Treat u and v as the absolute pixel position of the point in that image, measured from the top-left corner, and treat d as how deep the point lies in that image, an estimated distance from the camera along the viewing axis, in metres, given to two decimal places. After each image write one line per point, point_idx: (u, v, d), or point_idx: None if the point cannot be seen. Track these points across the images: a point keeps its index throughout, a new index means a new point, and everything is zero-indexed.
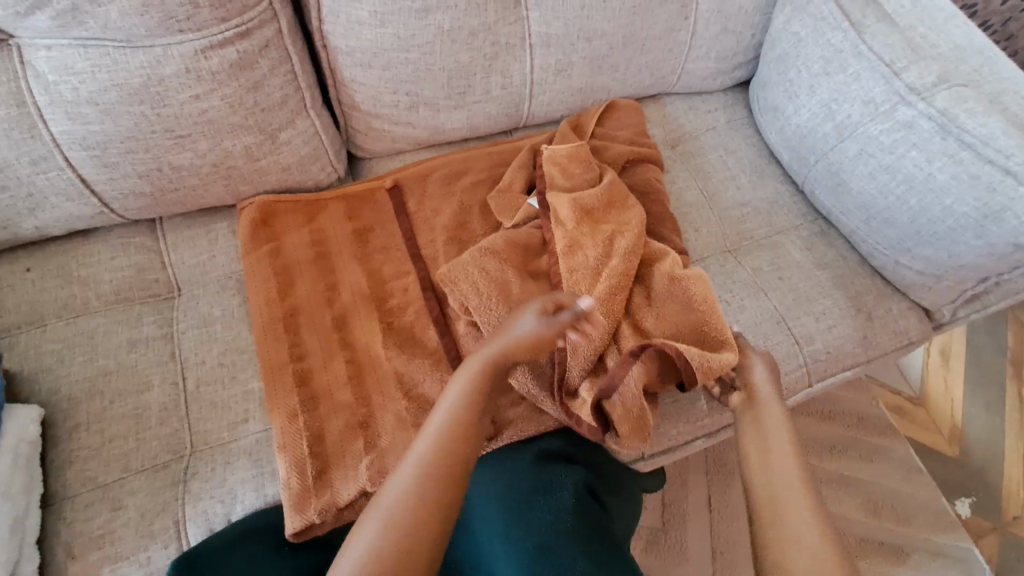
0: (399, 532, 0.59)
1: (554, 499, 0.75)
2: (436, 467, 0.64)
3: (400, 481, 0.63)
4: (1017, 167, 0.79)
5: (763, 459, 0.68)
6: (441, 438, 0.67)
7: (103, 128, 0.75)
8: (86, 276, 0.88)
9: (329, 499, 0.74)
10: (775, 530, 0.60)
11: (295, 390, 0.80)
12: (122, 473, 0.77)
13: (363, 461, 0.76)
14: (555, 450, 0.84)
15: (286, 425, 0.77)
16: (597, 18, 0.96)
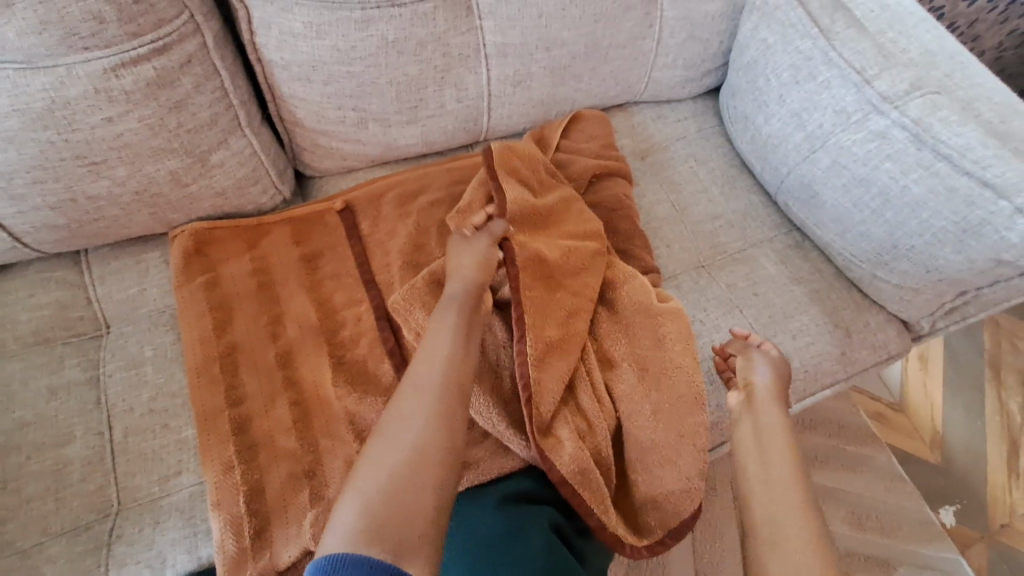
0: (393, 492, 0.56)
1: (519, 546, 0.69)
2: (426, 416, 0.62)
3: (391, 440, 0.60)
4: (994, 180, 0.76)
5: (759, 466, 0.70)
6: (427, 394, 0.64)
7: (4, 158, 0.67)
8: (1, 316, 0.80)
9: (269, 561, 0.67)
10: (769, 550, 0.61)
11: (232, 440, 0.73)
12: (39, 537, 0.69)
13: (307, 515, 0.69)
14: (520, 490, 0.78)
15: (221, 479, 0.70)
16: (555, 26, 0.91)
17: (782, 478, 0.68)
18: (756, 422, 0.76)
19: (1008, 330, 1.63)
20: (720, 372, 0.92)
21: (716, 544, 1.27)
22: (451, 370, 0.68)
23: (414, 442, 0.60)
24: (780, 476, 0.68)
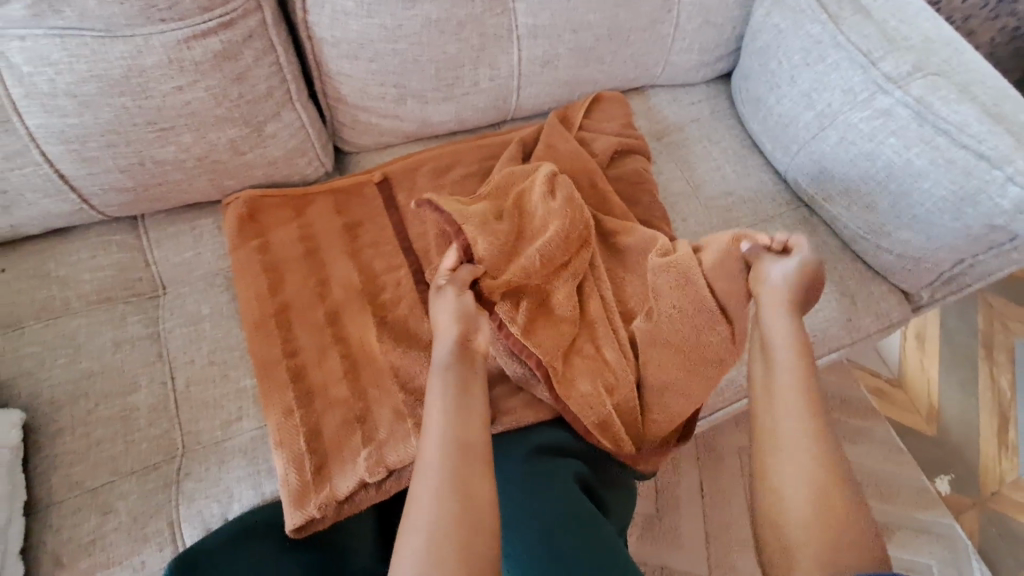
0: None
1: (549, 495, 0.75)
2: (443, 503, 0.60)
3: (412, 540, 0.58)
4: (990, 152, 0.83)
5: (763, 417, 0.71)
6: (444, 473, 0.62)
7: (81, 122, 0.73)
8: (65, 276, 0.85)
9: (329, 493, 0.73)
10: (769, 490, 0.66)
11: (290, 386, 0.80)
12: (110, 476, 0.74)
13: (362, 454, 0.76)
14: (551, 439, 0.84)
15: (282, 420, 0.77)
16: (583, 10, 0.97)
17: (789, 432, 0.69)
18: (767, 354, 0.75)
19: (1000, 311, 1.70)
20: None
21: (725, 508, 1.34)
22: (457, 443, 0.65)
23: (441, 542, 0.58)
24: (788, 426, 0.69)
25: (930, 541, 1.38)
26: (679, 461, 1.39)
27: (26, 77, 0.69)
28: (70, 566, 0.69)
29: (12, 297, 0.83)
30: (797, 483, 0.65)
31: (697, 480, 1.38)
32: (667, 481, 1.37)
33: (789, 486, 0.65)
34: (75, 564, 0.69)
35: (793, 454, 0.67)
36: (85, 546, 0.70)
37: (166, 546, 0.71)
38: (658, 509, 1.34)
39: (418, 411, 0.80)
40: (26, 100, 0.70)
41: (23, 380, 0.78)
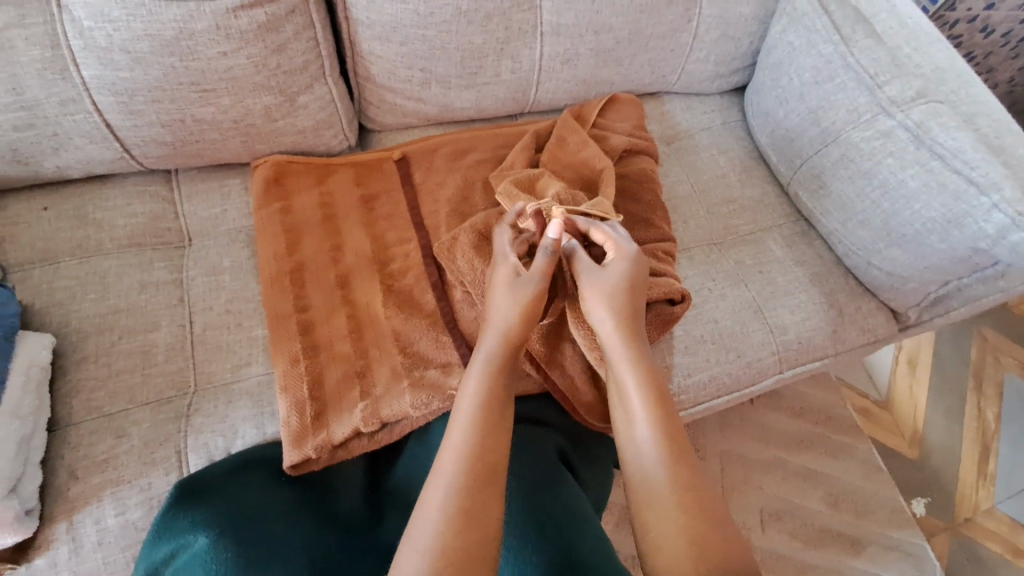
0: (464, 548, 0.57)
1: (523, 458, 0.82)
2: (478, 469, 0.63)
3: (447, 494, 0.60)
4: (980, 179, 0.87)
5: (632, 461, 0.70)
6: (483, 439, 0.65)
7: (132, 76, 0.79)
8: (101, 219, 0.91)
9: (325, 437, 0.79)
10: (645, 533, 0.64)
11: (299, 338, 0.85)
12: (126, 404, 0.80)
13: (358, 406, 0.82)
14: (531, 412, 0.89)
15: (289, 367, 0.83)
16: (605, 13, 1.02)
17: (659, 483, 0.66)
18: (624, 400, 0.74)
19: (995, 345, 1.73)
20: (723, 335, 1.02)
21: None
22: (493, 423, 0.67)
23: (479, 504, 0.60)
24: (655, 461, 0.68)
25: (901, 559, 1.41)
26: None
27: (86, 31, 0.75)
28: (84, 481, 0.75)
29: (52, 234, 0.89)
30: (667, 524, 0.64)
31: None
32: None
33: (663, 535, 0.63)
34: (88, 479, 0.75)
35: (660, 506, 0.64)
36: (99, 463, 0.76)
37: (172, 472, 0.77)
38: None
39: (415, 372, 0.86)
40: (84, 52, 0.77)
41: (56, 310, 0.85)
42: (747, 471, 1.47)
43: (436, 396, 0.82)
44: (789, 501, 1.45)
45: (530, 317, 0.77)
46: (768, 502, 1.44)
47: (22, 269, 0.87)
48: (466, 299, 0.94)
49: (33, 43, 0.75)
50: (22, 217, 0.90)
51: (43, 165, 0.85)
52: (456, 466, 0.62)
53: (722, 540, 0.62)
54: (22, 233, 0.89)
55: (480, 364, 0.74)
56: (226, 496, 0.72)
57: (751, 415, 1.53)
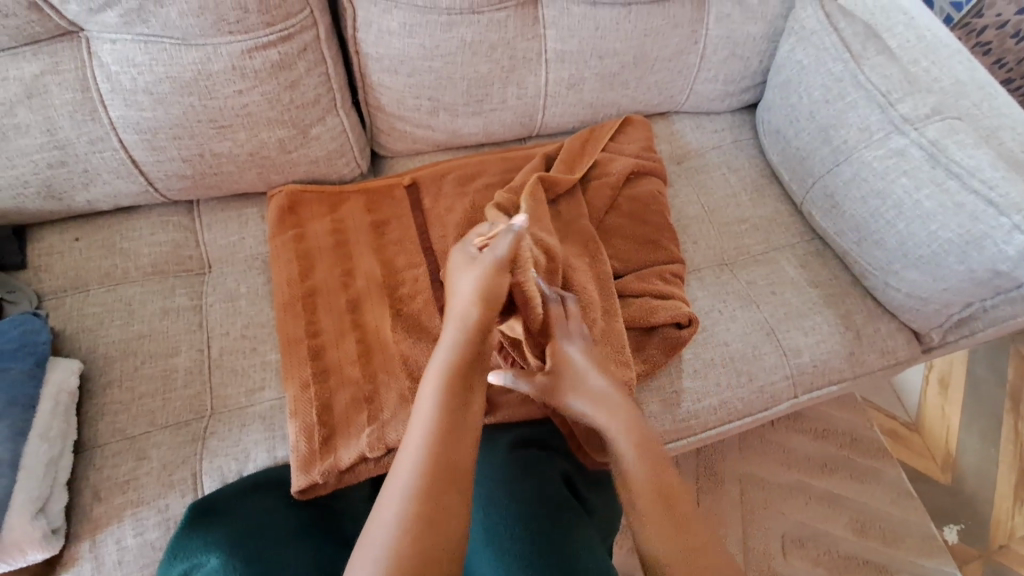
0: (417, 556, 0.57)
1: (531, 482, 0.81)
2: (441, 473, 0.62)
3: (408, 495, 0.60)
4: (999, 199, 0.85)
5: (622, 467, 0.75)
6: (447, 439, 0.65)
7: (155, 115, 0.84)
8: (127, 248, 0.96)
9: (332, 462, 0.81)
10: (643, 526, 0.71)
11: (310, 363, 0.88)
12: (148, 427, 0.84)
13: (365, 430, 0.83)
14: (539, 436, 0.89)
15: (300, 391, 0.85)
16: (609, 39, 1.03)
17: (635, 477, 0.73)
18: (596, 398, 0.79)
19: None
20: (733, 358, 1.01)
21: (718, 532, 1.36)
22: (454, 429, 0.66)
23: (439, 514, 0.60)
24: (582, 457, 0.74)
25: None
26: None
27: (114, 75, 0.81)
28: (107, 501, 0.78)
29: (82, 263, 0.95)
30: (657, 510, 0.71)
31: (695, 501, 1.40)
32: None
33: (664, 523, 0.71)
34: (110, 499, 0.78)
35: (643, 499, 0.71)
36: (120, 484, 0.79)
37: (188, 493, 0.80)
38: None
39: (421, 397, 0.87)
40: (111, 95, 0.82)
41: (85, 336, 0.90)
42: (766, 494, 1.43)
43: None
44: (811, 526, 1.40)
45: (490, 310, 0.73)
46: (788, 527, 1.40)
47: (56, 297, 0.92)
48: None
49: (67, 88, 0.81)
50: (57, 247, 0.95)
51: (75, 200, 0.91)
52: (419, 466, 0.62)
53: (707, 535, 0.70)
54: (56, 263, 0.94)
55: (446, 356, 0.71)
56: (236, 521, 0.75)
57: (771, 436, 1.49)
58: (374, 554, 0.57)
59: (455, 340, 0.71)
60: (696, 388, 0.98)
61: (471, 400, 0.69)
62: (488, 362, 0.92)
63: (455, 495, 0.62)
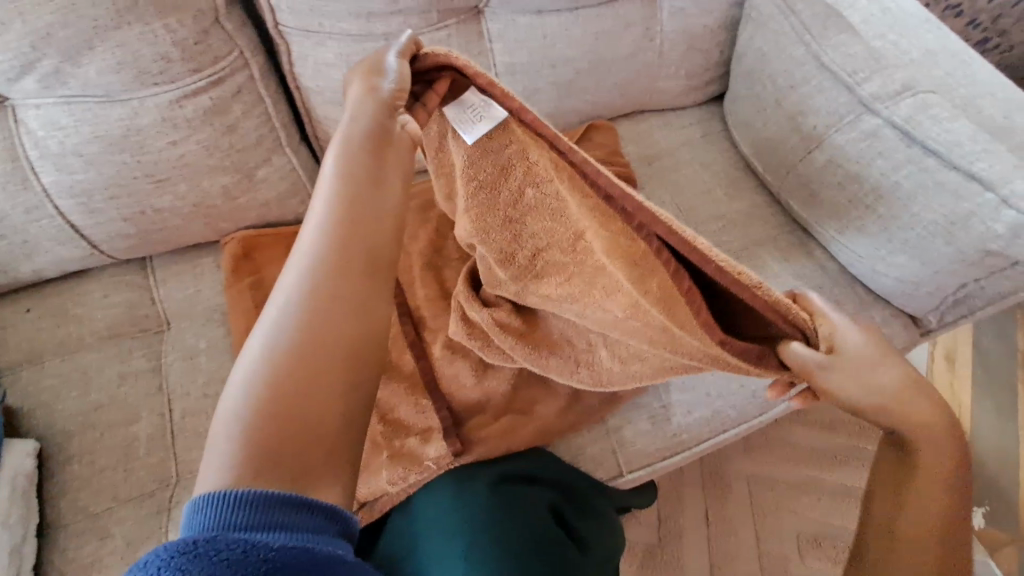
0: (273, 454, 0.41)
1: (518, 518, 0.76)
2: (324, 301, 0.46)
3: (262, 373, 0.43)
4: (982, 172, 0.79)
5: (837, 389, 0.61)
6: (334, 267, 0.48)
7: (88, 177, 0.80)
8: (81, 313, 0.93)
9: None
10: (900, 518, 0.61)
11: None
12: (111, 502, 0.80)
13: None
14: (521, 470, 0.83)
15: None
16: (560, 46, 0.98)
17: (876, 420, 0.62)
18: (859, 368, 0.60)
19: None
20: (722, 363, 0.96)
21: (729, 538, 1.32)
22: (349, 296, 0.47)
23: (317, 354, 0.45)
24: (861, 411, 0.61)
25: None
26: (683, 488, 1.36)
27: (40, 140, 0.77)
28: None
29: (35, 334, 0.91)
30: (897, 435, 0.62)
31: (703, 508, 1.35)
32: (670, 509, 1.34)
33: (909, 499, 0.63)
34: None
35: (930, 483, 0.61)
36: (85, 568, 0.76)
37: None
38: (660, 538, 1.31)
39: (393, 441, 0.85)
40: (41, 161, 0.79)
41: (41, 411, 0.86)
42: (777, 494, 1.37)
43: (413, 469, 0.81)
44: (827, 524, 1.35)
45: (384, 136, 0.56)
46: (803, 527, 1.34)
47: (10, 372, 0.88)
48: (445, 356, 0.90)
49: None
50: (8, 320, 0.92)
51: (19, 271, 0.87)
52: (292, 298, 0.46)
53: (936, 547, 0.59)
54: (8, 337, 0.91)
55: (329, 185, 0.52)
56: None
57: (776, 432, 1.44)
58: (224, 414, 0.42)
59: (331, 195, 0.51)
60: (685, 400, 0.93)
61: (360, 237, 0.49)
62: (463, 396, 0.88)
63: (316, 461, 0.42)
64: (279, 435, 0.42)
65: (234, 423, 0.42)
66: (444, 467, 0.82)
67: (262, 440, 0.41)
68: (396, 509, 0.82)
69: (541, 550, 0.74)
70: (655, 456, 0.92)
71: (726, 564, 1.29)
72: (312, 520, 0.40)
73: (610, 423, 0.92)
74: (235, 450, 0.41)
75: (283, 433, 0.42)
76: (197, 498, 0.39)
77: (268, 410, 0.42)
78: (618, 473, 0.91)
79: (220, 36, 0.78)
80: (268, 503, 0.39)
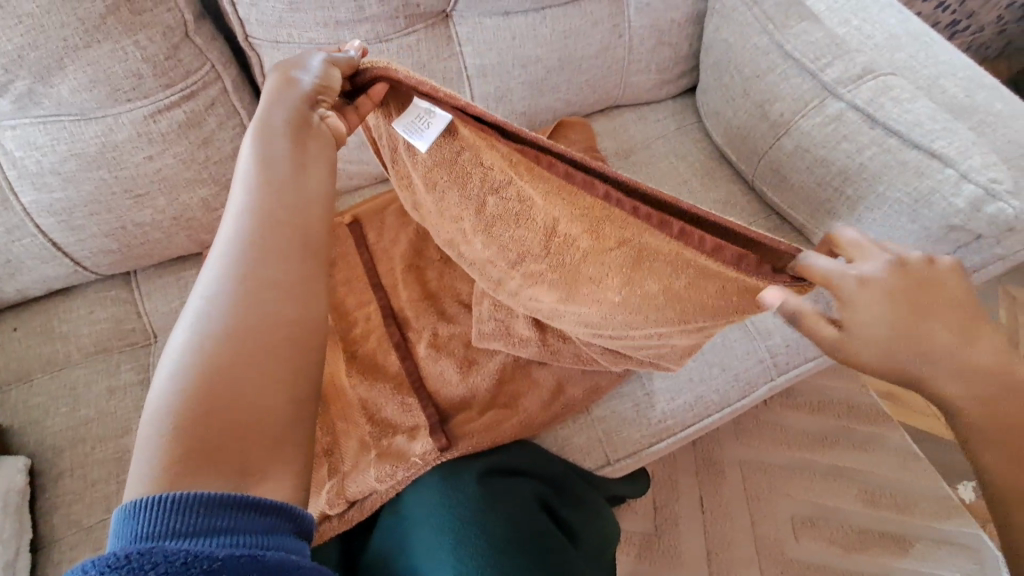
0: (216, 430, 0.41)
1: (508, 510, 0.77)
2: (249, 291, 0.46)
3: (187, 367, 0.42)
4: (941, 150, 0.82)
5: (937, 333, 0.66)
6: (257, 254, 0.47)
7: (67, 195, 0.81)
8: (68, 331, 0.94)
9: None
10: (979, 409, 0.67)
11: None
12: (104, 514, 0.81)
13: (327, 485, 0.82)
14: (507, 463, 0.84)
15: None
16: (529, 46, 1.00)
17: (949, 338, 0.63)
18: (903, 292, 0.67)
19: None
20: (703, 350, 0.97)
21: (725, 523, 1.33)
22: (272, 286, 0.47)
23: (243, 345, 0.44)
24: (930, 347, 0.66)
25: (955, 553, 1.31)
26: (677, 476, 1.38)
27: (18, 160, 0.78)
28: None
29: (23, 353, 0.92)
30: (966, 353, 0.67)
31: (698, 496, 1.36)
32: (665, 497, 1.35)
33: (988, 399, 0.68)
34: None
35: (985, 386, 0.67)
36: None
37: None
38: (656, 526, 1.32)
39: (382, 442, 0.85)
40: (19, 181, 0.80)
41: (31, 428, 0.86)
42: (770, 478, 1.38)
43: (401, 465, 0.82)
44: (820, 504, 1.36)
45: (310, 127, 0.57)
46: (797, 508, 1.35)
47: None
48: (431, 355, 0.92)
49: None
50: None
51: (4, 290, 0.88)
52: (215, 291, 0.45)
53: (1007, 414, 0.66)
54: None
55: (253, 169, 0.52)
56: None
57: (766, 417, 1.46)
58: (150, 414, 0.41)
59: (251, 188, 0.50)
60: (668, 387, 0.94)
61: (283, 225, 0.49)
62: (449, 394, 0.89)
63: (254, 449, 0.42)
64: (213, 426, 0.41)
65: (162, 421, 0.41)
66: (431, 463, 0.82)
67: (193, 434, 0.40)
68: (387, 506, 0.83)
69: (530, 543, 0.75)
70: (641, 443, 0.93)
71: (723, 549, 1.30)
72: (258, 521, 0.39)
73: (595, 412, 0.93)
74: (163, 448, 0.40)
75: (216, 425, 0.41)
76: (129, 503, 0.38)
77: (196, 403, 0.41)
78: (606, 462, 0.92)
79: (191, 51, 0.81)
80: (209, 503, 0.38)
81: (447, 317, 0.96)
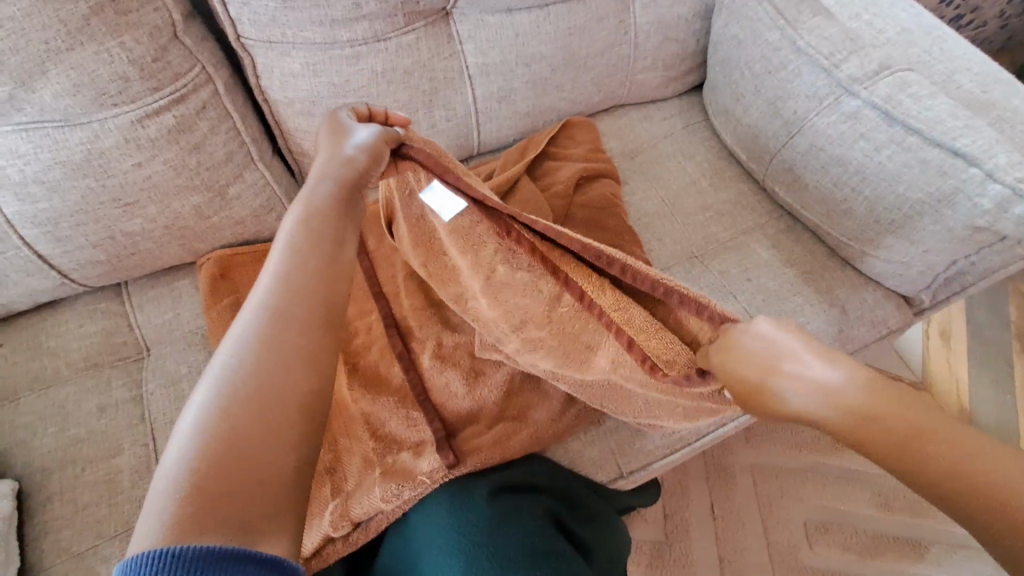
0: (230, 487, 0.40)
1: (519, 527, 0.73)
2: (278, 346, 0.46)
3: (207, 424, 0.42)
4: (964, 148, 0.78)
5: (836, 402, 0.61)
6: (284, 314, 0.48)
7: (52, 206, 0.77)
8: (56, 345, 0.90)
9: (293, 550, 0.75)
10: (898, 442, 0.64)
11: None
12: (95, 539, 0.77)
13: (328, 505, 0.78)
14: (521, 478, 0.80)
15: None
16: (533, 44, 0.97)
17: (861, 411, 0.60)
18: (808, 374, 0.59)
19: None
20: None
21: (736, 531, 1.30)
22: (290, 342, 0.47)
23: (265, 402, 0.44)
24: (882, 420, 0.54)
25: (971, 557, 1.29)
26: (688, 483, 1.35)
27: None
28: None
29: (8, 370, 0.88)
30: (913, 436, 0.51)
31: (708, 503, 1.33)
32: (675, 505, 1.32)
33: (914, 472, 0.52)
34: None
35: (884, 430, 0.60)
36: None
37: None
38: (667, 535, 1.29)
39: (386, 459, 0.82)
40: None
41: (18, 450, 0.82)
42: (782, 483, 1.35)
43: (407, 484, 0.78)
44: (833, 510, 1.33)
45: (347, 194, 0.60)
46: (810, 514, 1.32)
47: None
48: (435, 366, 0.88)
49: None
50: None
51: None
52: (239, 348, 0.45)
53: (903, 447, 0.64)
54: None
55: (293, 230, 0.54)
56: None
57: None
58: (164, 474, 0.40)
59: (286, 249, 0.52)
60: None
61: (312, 290, 0.50)
62: (456, 407, 0.86)
63: (260, 511, 0.40)
64: (226, 482, 0.40)
65: (175, 473, 0.40)
66: (438, 481, 0.79)
67: (199, 488, 0.39)
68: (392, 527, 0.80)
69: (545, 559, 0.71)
70: (655, 455, 0.90)
71: (735, 558, 1.27)
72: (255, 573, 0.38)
73: (608, 424, 0.89)
74: (174, 505, 0.38)
75: (216, 483, 0.40)
76: (130, 560, 0.36)
77: (213, 460, 0.41)
78: (619, 475, 0.88)
79: (179, 53, 0.77)
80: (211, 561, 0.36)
81: (453, 327, 0.93)
